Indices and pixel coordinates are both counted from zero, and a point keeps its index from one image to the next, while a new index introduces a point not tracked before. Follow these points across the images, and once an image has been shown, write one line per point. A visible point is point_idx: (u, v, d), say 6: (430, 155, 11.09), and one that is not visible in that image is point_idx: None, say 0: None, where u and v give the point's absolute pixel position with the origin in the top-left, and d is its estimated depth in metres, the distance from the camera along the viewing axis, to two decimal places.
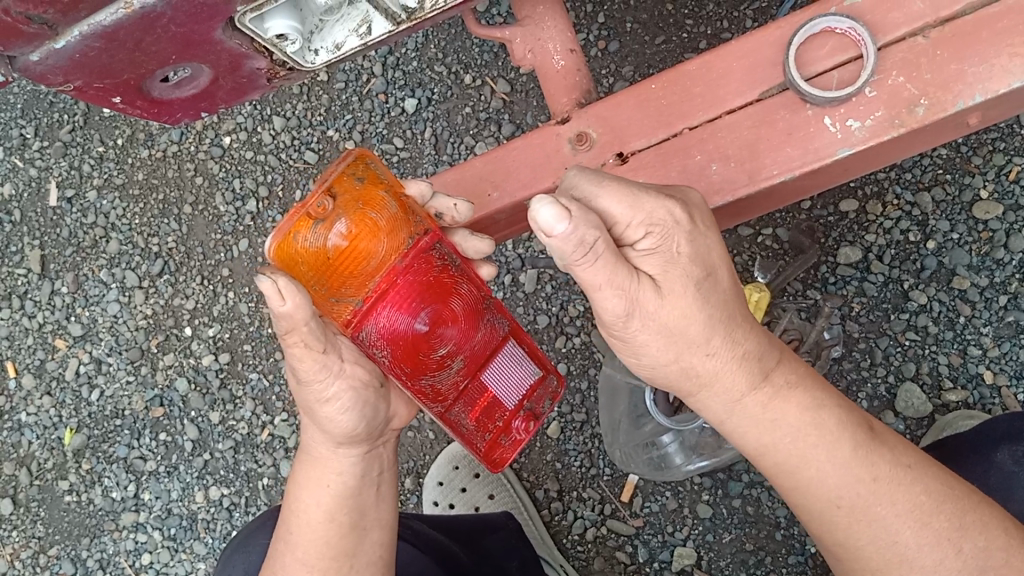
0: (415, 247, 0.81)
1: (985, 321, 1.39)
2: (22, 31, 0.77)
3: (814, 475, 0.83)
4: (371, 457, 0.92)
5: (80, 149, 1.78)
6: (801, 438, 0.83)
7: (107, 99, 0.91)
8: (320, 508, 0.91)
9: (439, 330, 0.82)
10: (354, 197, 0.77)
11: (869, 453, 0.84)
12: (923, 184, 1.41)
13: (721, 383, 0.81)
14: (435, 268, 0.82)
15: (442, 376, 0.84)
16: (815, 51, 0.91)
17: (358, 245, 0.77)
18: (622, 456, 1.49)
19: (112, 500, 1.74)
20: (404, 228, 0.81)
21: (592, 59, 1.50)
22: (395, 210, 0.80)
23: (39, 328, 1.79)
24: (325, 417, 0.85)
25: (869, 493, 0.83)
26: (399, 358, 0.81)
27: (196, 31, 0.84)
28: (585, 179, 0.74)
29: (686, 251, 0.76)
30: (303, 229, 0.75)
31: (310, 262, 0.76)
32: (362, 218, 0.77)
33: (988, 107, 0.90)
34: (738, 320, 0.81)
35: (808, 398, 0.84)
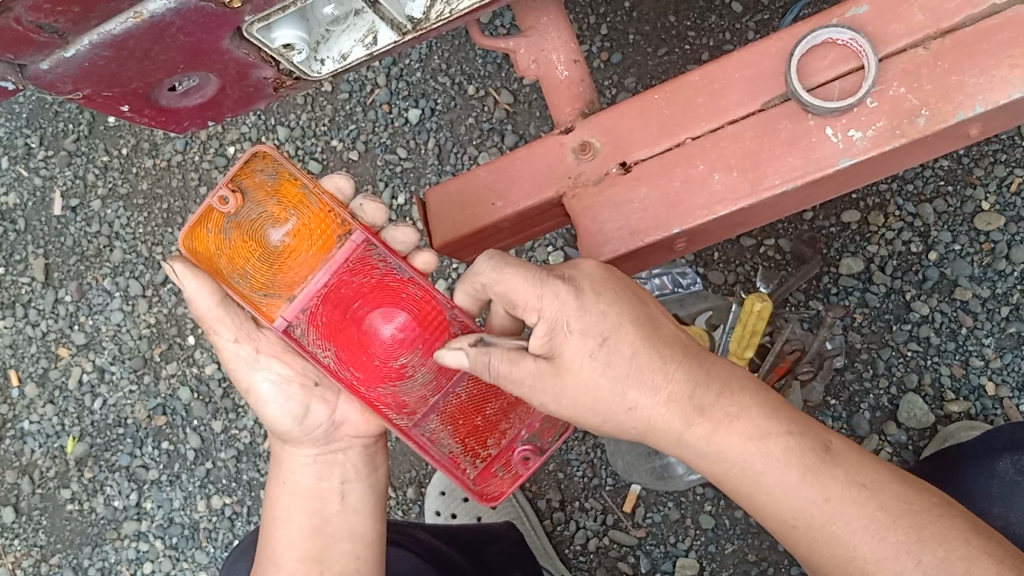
0: (347, 249, 0.96)
1: (987, 332, 1.40)
2: (33, 40, 0.78)
3: (761, 500, 0.82)
4: (326, 462, 0.99)
5: (85, 158, 1.79)
6: (745, 464, 0.82)
7: (116, 108, 0.91)
8: (282, 509, 0.98)
9: (399, 338, 0.96)
10: (268, 192, 0.95)
11: (819, 473, 0.81)
12: (925, 196, 1.42)
13: (657, 423, 0.83)
14: (376, 271, 0.96)
15: (404, 386, 0.97)
16: (818, 63, 0.92)
17: (290, 241, 0.96)
18: (623, 466, 1.50)
19: (114, 509, 1.75)
20: (331, 227, 0.96)
21: (596, 70, 1.50)
22: (315, 207, 0.95)
23: (43, 336, 1.80)
24: (262, 413, 0.97)
25: (821, 515, 0.80)
26: (345, 359, 0.96)
27: (204, 40, 0.84)
28: (489, 266, 0.85)
29: (575, 325, 0.81)
30: (213, 223, 0.93)
31: (227, 254, 0.95)
32: (282, 217, 0.95)
33: (989, 118, 0.90)
34: (656, 362, 0.82)
35: (751, 426, 0.83)
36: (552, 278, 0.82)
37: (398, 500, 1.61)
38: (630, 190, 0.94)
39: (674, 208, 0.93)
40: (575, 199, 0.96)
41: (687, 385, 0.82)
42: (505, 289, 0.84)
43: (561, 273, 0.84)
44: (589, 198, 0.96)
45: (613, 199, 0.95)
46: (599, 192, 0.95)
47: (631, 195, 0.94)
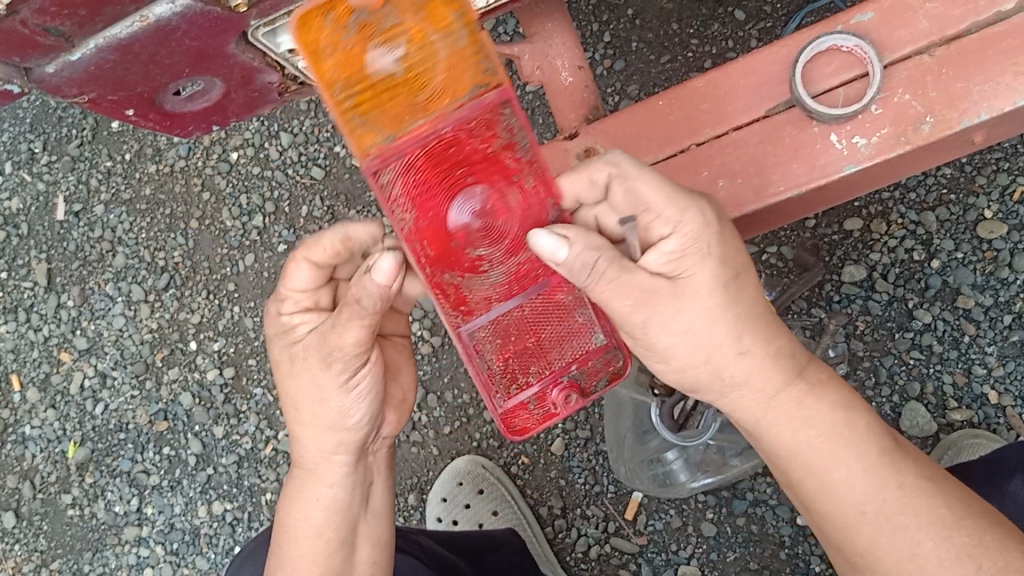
0: (478, 100, 0.72)
1: (990, 341, 1.39)
2: (39, 44, 0.78)
3: (834, 477, 0.82)
4: (360, 470, 0.96)
5: (88, 163, 1.79)
6: (831, 434, 0.83)
7: (120, 112, 0.92)
8: (310, 523, 0.94)
9: (484, 222, 0.81)
10: (414, 3, 0.68)
11: (893, 460, 0.82)
12: (928, 204, 1.41)
13: (753, 377, 0.82)
14: (496, 141, 0.76)
15: (475, 282, 0.85)
16: (822, 69, 0.92)
17: (410, 63, 0.69)
18: (626, 472, 1.47)
19: (115, 514, 1.74)
20: (468, 69, 0.71)
21: (598, 77, 1.51)
22: (463, 42, 0.70)
23: (45, 341, 1.79)
24: (333, 418, 0.90)
25: (893, 499, 0.80)
26: (422, 232, 0.79)
27: (210, 45, 0.85)
28: (629, 162, 0.79)
29: (716, 252, 0.79)
30: (338, 14, 0.68)
31: (338, 57, 0.69)
32: (419, 37, 0.69)
33: (993, 125, 0.91)
34: (768, 319, 0.83)
35: (839, 397, 0.85)
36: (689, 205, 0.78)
37: (400, 506, 1.61)
38: None
39: None
40: None
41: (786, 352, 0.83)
42: (634, 189, 0.79)
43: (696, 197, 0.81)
44: None
45: None
46: None
47: None
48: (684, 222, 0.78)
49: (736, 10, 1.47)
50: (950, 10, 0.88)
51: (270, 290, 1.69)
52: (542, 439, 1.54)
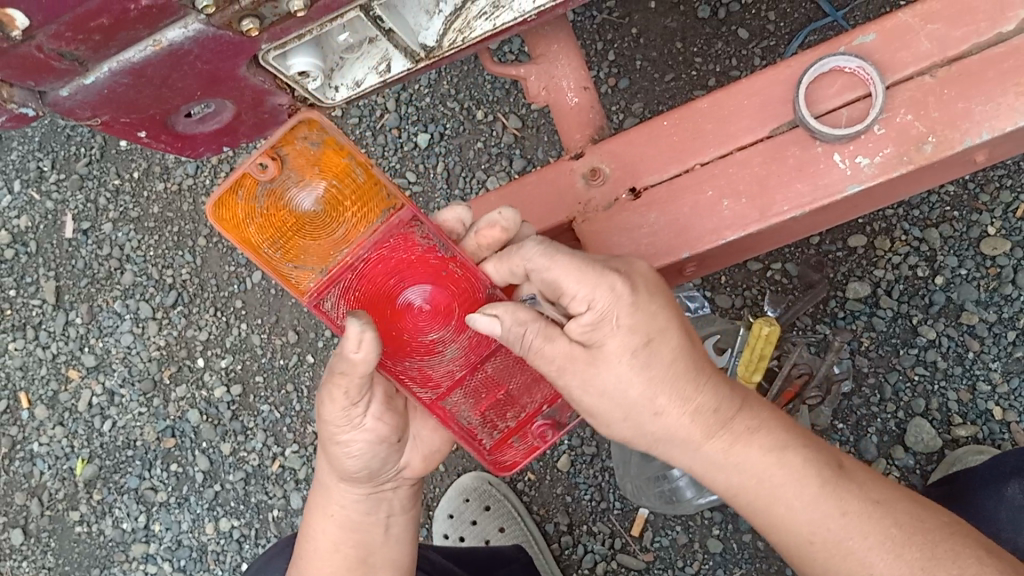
0: (389, 221, 0.84)
1: (993, 357, 1.40)
2: (54, 67, 0.79)
3: (781, 514, 0.83)
4: (376, 499, 0.95)
5: (97, 181, 1.81)
6: (764, 476, 0.83)
7: (133, 134, 0.93)
8: (325, 538, 0.95)
9: (427, 313, 0.86)
10: (310, 161, 0.79)
11: (836, 487, 0.82)
12: (931, 220, 1.42)
13: (677, 433, 0.83)
14: (418, 248, 0.85)
15: (433, 362, 0.89)
16: (825, 90, 0.93)
17: (321, 209, 0.80)
18: (632, 489, 1.48)
19: (123, 531, 1.75)
20: (373, 198, 0.83)
21: (603, 96, 1.52)
22: (361, 179, 0.81)
23: (53, 358, 1.81)
24: (336, 455, 0.90)
25: (842, 528, 0.81)
26: (378, 332, 0.86)
27: (221, 68, 0.86)
28: (537, 253, 0.80)
29: (625, 323, 0.79)
30: (247, 188, 0.78)
31: (258, 223, 0.80)
32: (321, 186, 0.80)
33: (995, 145, 0.92)
34: (688, 374, 0.82)
35: (770, 437, 0.85)
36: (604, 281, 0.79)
37: None
38: (640, 216, 0.96)
39: (684, 234, 0.94)
40: (586, 224, 0.98)
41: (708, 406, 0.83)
42: (554, 277, 0.79)
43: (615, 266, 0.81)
44: (599, 223, 0.97)
45: (623, 224, 0.96)
46: (608, 218, 0.97)
47: (640, 220, 0.96)
48: (597, 297, 0.79)
49: (739, 29, 1.48)
50: (952, 31, 0.90)
51: (277, 306, 1.70)
52: (548, 455, 1.55)
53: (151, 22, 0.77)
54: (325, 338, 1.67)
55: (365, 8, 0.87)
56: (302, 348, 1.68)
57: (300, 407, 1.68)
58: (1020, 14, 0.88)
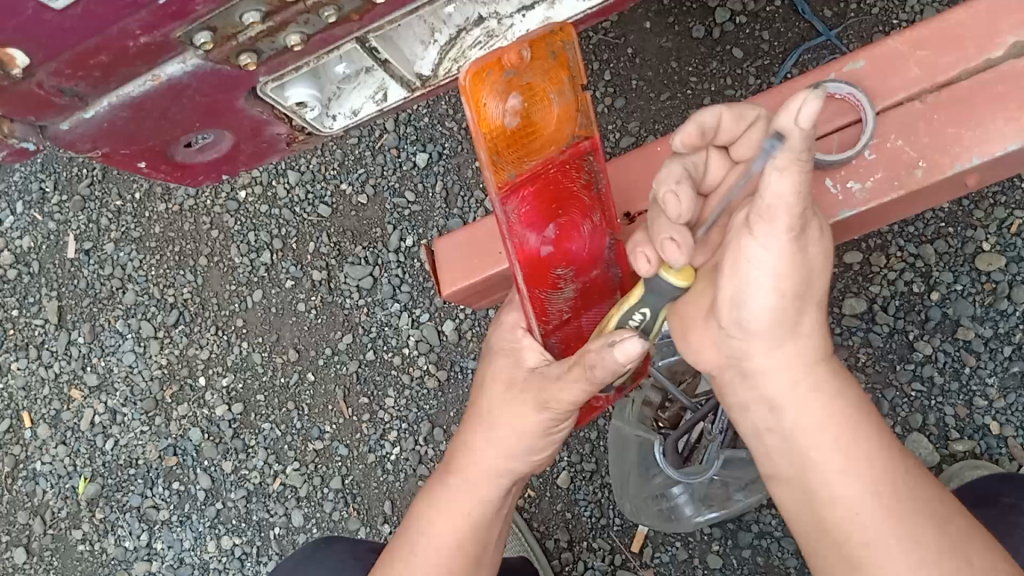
0: (573, 148, 0.86)
1: (990, 372, 1.41)
2: (54, 103, 0.80)
3: (844, 475, 0.76)
4: (506, 498, 0.98)
5: (99, 202, 1.82)
6: (853, 417, 0.78)
7: (133, 164, 0.94)
8: (453, 534, 0.95)
9: (564, 244, 0.91)
10: (543, 68, 0.80)
11: (902, 455, 0.79)
12: (926, 237, 1.43)
13: (805, 335, 0.78)
14: (579, 183, 0.88)
15: (553, 297, 0.93)
16: (817, 116, 0.94)
17: (532, 117, 0.82)
18: (631, 509, 1.49)
19: (125, 549, 1.76)
20: (571, 122, 0.85)
21: (599, 115, 1.53)
22: (572, 99, 0.83)
23: (56, 378, 1.82)
24: (518, 438, 0.93)
25: (907, 512, 0.75)
26: (527, 263, 0.89)
27: (220, 100, 0.87)
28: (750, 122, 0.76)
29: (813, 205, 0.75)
30: (493, 73, 0.78)
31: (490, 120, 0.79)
32: (541, 95, 0.81)
33: (986, 168, 0.92)
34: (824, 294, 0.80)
35: (861, 391, 0.81)
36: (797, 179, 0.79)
37: None
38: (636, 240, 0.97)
39: None
40: None
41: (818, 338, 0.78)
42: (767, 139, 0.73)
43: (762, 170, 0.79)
44: None
45: None
46: None
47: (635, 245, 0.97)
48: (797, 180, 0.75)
49: (733, 49, 1.50)
50: (941, 58, 0.91)
51: (278, 325, 1.71)
52: (548, 472, 1.56)
53: (150, 58, 0.78)
54: (325, 356, 1.68)
55: (362, 40, 0.87)
56: (303, 366, 1.69)
57: (301, 424, 1.69)
58: (1008, 40, 0.90)
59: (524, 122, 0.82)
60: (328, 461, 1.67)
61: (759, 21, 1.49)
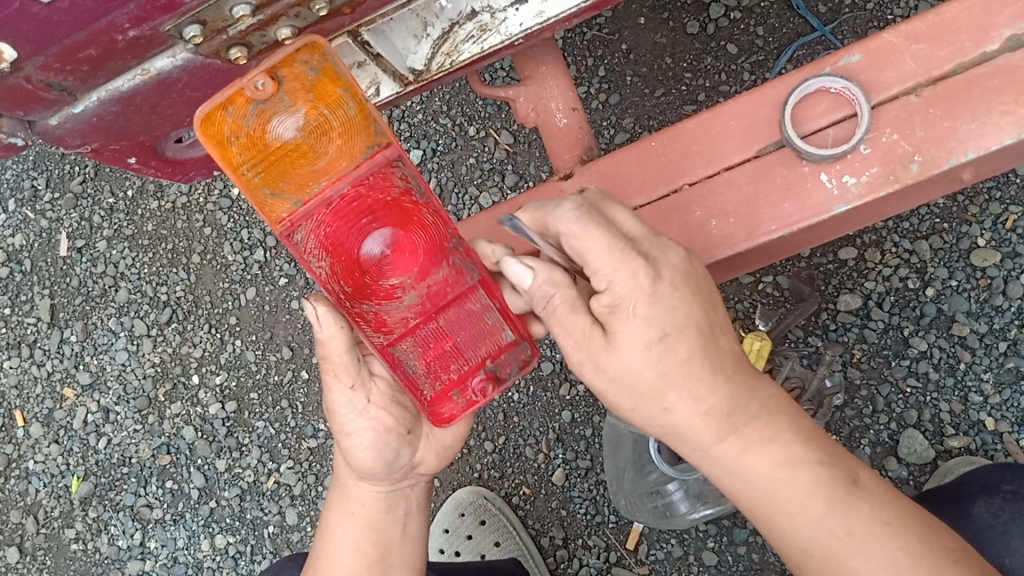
0: (371, 158, 0.82)
1: (985, 368, 1.41)
2: (42, 98, 0.79)
3: (802, 512, 0.81)
4: (396, 495, 0.96)
5: (91, 200, 1.81)
6: (772, 490, 0.82)
7: (123, 160, 0.93)
8: (346, 539, 0.96)
9: (395, 255, 0.84)
10: (305, 87, 0.80)
11: (844, 504, 0.81)
12: (921, 233, 1.43)
13: (688, 428, 0.82)
14: (395, 190, 0.83)
15: (390, 306, 0.86)
16: (811, 110, 0.93)
17: (304, 138, 0.80)
18: (626, 505, 1.49)
19: (118, 548, 1.75)
20: (363, 132, 0.82)
21: (593, 111, 1.53)
22: (353, 112, 0.81)
23: (48, 377, 1.81)
24: (348, 450, 0.91)
25: (873, 531, 0.80)
26: (339, 274, 0.84)
27: (210, 95, 0.87)
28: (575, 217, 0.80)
29: (641, 312, 0.78)
30: (237, 105, 0.79)
31: (242, 142, 0.80)
32: (311, 113, 0.80)
33: (982, 163, 0.92)
34: (703, 373, 0.80)
35: (782, 451, 0.82)
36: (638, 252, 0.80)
37: None
38: None
39: None
40: None
41: (728, 403, 0.82)
42: (582, 247, 0.79)
43: (642, 252, 0.80)
44: None
45: None
46: None
47: None
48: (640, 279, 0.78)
49: (728, 44, 1.49)
50: (937, 51, 0.90)
51: (272, 323, 1.70)
52: (542, 470, 1.55)
53: (139, 52, 0.77)
54: (320, 353, 1.67)
55: (354, 33, 0.87)
56: (297, 364, 1.68)
57: (295, 423, 1.68)
58: (1004, 33, 0.89)
59: (292, 141, 0.80)
60: (322, 459, 1.67)
61: (754, 16, 1.49)
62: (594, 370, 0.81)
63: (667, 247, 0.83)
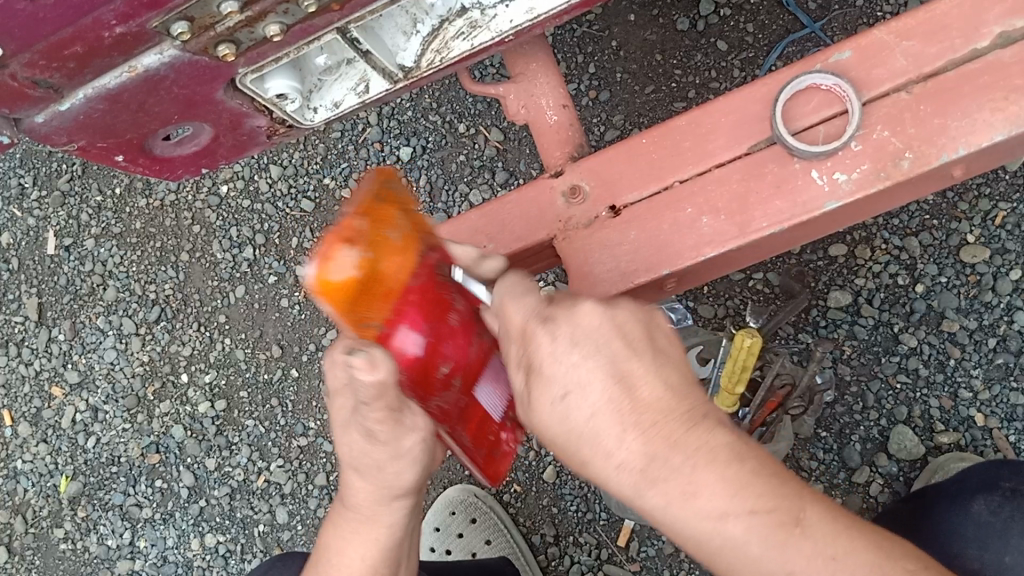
0: (427, 262, 0.89)
1: (974, 364, 1.41)
2: (28, 95, 0.79)
3: (738, 559, 0.69)
4: (415, 506, 0.96)
5: (79, 198, 1.80)
6: (702, 540, 0.70)
7: (110, 158, 0.92)
8: (364, 562, 0.92)
9: (439, 344, 0.89)
10: (376, 215, 0.86)
11: (784, 546, 0.68)
12: (911, 229, 1.43)
13: (611, 486, 0.73)
14: (436, 283, 0.89)
15: (443, 396, 0.92)
16: (802, 107, 0.94)
17: (377, 263, 0.83)
18: (617, 504, 1.46)
19: (108, 548, 1.74)
20: (413, 245, 0.89)
21: (583, 108, 1.52)
22: (407, 227, 0.88)
23: (36, 376, 1.80)
24: (395, 471, 0.88)
25: (818, 572, 0.67)
26: (412, 382, 0.89)
27: (198, 92, 0.86)
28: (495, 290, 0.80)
29: (546, 372, 0.74)
30: (336, 253, 0.81)
31: (342, 288, 0.81)
32: (382, 241, 0.84)
33: (972, 159, 0.92)
34: (609, 427, 0.72)
35: (709, 504, 0.69)
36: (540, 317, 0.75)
37: None
38: (620, 233, 0.96)
39: (662, 250, 0.95)
40: (566, 241, 0.98)
41: (642, 457, 0.71)
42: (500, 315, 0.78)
43: (549, 311, 0.75)
44: (580, 240, 0.98)
45: (603, 242, 0.97)
46: (590, 235, 0.97)
47: (620, 237, 0.96)
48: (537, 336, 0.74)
49: (718, 41, 1.49)
50: (927, 48, 0.90)
51: (261, 321, 1.69)
52: (534, 467, 1.55)
53: (126, 49, 0.77)
54: (309, 352, 1.66)
55: (342, 31, 0.86)
56: (286, 362, 1.67)
57: (284, 421, 1.67)
58: (994, 30, 0.89)
59: (372, 274, 0.83)
60: (312, 458, 1.66)
61: (743, 13, 1.49)
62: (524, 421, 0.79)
63: (577, 301, 0.75)
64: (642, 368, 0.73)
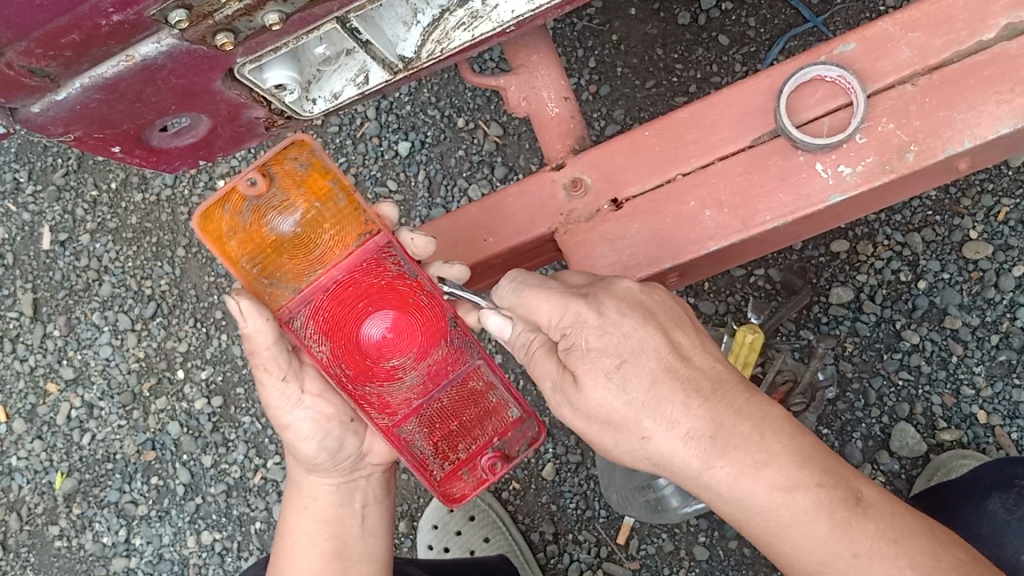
0: (365, 245, 0.89)
1: (977, 361, 1.40)
2: (24, 84, 0.78)
3: (802, 536, 0.74)
4: (352, 486, 0.99)
5: (73, 193, 1.78)
6: (771, 516, 0.74)
7: (106, 149, 0.91)
8: (303, 533, 0.97)
9: (393, 338, 0.89)
10: (297, 182, 0.87)
11: (849, 526, 0.74)
12: (913, 225, 1.42)
13: (674, 459, 0.76)
14: (389, 274, 0.90)
15: (392, 388, 0.92)
16: (807, 99, 0.93)
17: (302, 231, 0.88)
18: (618, 500, 1.46)
19: (103, 545, 1.73)
20: (353, 224, 0.89)
21: (584, 102, 1.51)
22: (343, 204, 0.89)
23: (31, 372, 1.78)
24: (289, 442, 0.95)
25: (881, 549, 0.73)
26: (341, 357, 0.90)
27: (196, 82, 0.85)
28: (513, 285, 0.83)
29: (593, 345, 0.76)
30: (233, 203, 0.85)
31: (240, 238, 0.87)
32: (308, 210, 0.88)
33: (978, 153, 0.91)
34: (672, 396, 0.75)
35: (781, 475, 0.74)
36: (580, 296, 0.79)
37: None
38: (622, 226, 0.95)
39: (665, 244, 0.94)
40: (567, 235, 0.97)
41: (709, 424, 0.75)
42: (530, 305, 0.81)
43: (586, 291, 0.79)
44: (580, 234, 0.97)
45: (605, 236, 0.96)
46: (591, 228, 0.96)
47: (622, 231, 0.95)
48: (580, 313, 0.77)
49: (719, 35, 1.48)
50: (932, 39, 0.90)
51: None
52: (533, 465, 1.54)
53: (123, 38, 0.76)
54: None
55: (342, 20, 0.85)
56: None
57: None
58: (1000, 22, 0.88)
59: (295, 241, 0.88)
60: None
61: (745, 7, 1.48)
62: (573, 409, 0.79)
63: (612, 279, 0.81)
64: (686, 343, 0.79)
